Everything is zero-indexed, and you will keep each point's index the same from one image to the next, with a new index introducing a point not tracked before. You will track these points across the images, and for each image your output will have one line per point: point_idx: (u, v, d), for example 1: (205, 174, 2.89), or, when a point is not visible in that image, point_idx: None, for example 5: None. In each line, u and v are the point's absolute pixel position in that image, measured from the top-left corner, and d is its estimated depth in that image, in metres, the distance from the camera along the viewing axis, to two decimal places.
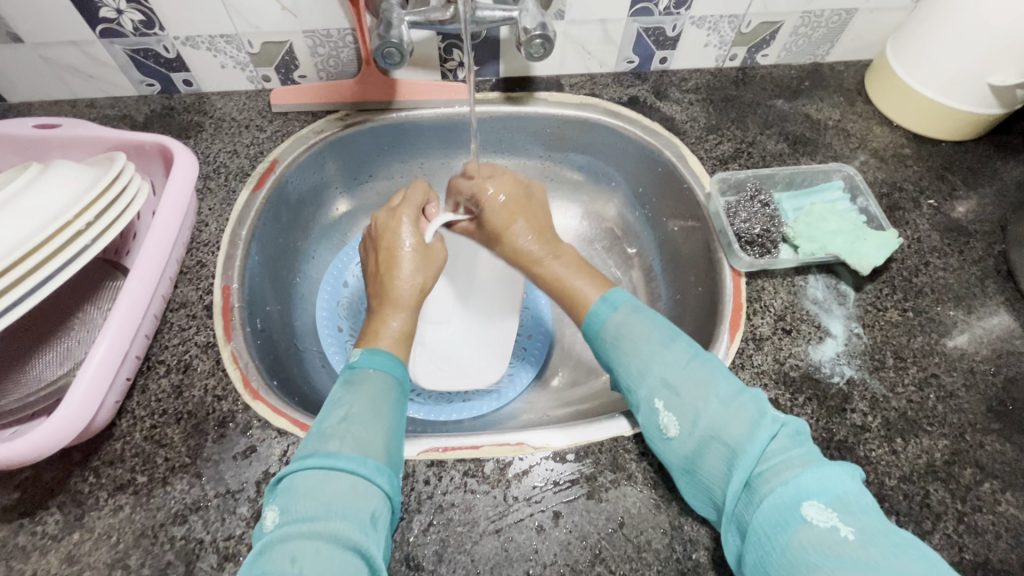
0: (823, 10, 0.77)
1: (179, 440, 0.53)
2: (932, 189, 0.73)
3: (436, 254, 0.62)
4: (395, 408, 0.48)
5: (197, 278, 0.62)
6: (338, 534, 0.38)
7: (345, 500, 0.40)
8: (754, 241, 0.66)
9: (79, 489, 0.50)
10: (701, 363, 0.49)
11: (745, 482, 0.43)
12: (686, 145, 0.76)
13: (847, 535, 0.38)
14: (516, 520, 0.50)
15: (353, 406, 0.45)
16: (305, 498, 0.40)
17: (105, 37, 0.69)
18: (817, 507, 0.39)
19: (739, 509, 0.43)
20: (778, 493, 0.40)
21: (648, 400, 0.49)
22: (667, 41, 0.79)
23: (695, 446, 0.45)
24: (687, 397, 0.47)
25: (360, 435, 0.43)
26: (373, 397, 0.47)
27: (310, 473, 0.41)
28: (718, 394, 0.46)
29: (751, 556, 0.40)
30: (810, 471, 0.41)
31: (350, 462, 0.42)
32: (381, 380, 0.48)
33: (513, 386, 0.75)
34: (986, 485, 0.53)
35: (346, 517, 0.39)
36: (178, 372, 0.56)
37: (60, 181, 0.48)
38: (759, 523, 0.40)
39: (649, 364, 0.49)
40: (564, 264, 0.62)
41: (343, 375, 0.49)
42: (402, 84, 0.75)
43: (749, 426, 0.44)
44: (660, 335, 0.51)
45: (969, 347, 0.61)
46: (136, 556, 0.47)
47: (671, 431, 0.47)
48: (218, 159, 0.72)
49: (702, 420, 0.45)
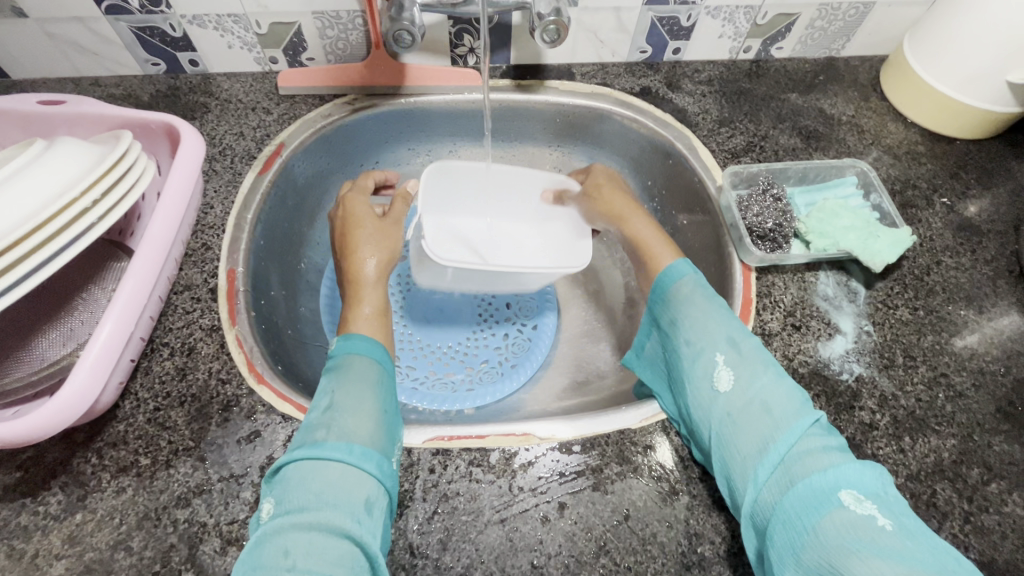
0: (840, 3, 0.75)
1: (183, 423, 0.52)
2: (946, 188, 0.72)
3: (393, 232, 0.61)
4: (384, 393, 0.48)
5: (202, 261, 0.62)
6: (326, 522, 0.38)
7: (336, 487, 0.40)
8: (765, 236, 0.65)
9: (81, 470, 0.49)
10: (760, 348, 0.50)
11: (782, 459, 0.43)
12: (698, 137, 0.75)
13: (885, 526, 0.38)
14: (521, 510, 0.50)
15: (337, 392, 0.46)
16: (304, 481, 0.40)
17: (111, 13, 0.67)
18: (854, 496, 0.40)
19: (771, 486, 0.43)
20: (816, 480, 0.41)
21: (703, 368, 0.50)
22: (681, 31, 0.77)
23: (739, 420, 0.46)
24: (744, 372, 0.48)
25: (346, 423, 0.44)
26: (364, 380, 0.47)
27: (299, 464, 0.42)
28: (770, 372, 0.48)
29: (780, 540, 0.41)
30: (850, 465, 0.42)
31: (334, 448, 0.42)
32: (368, 363, 0.48)
33: (517, 376, 0.75)
34: (993, 485, 0.53)
35: (337, 505, 0.39)
36: (182, 355, 0.56)
37: (65, 157, 0.47)
38: (791, 508, 0.41)
39: (712, 328, 0.51)
40: (649, 224, 0.65)
41: (329, 363, 0.49)
42: (412, 69, 0.74)
43: (795, 408, 0.46)
44: (722, 311, 0.53)
45: (979, 347, 0.60)
46: (138, 538, 0.47)
47: (722, 389, 0.48)
48: (224, 141, 0.71)
49: (752, 398, 0.47)
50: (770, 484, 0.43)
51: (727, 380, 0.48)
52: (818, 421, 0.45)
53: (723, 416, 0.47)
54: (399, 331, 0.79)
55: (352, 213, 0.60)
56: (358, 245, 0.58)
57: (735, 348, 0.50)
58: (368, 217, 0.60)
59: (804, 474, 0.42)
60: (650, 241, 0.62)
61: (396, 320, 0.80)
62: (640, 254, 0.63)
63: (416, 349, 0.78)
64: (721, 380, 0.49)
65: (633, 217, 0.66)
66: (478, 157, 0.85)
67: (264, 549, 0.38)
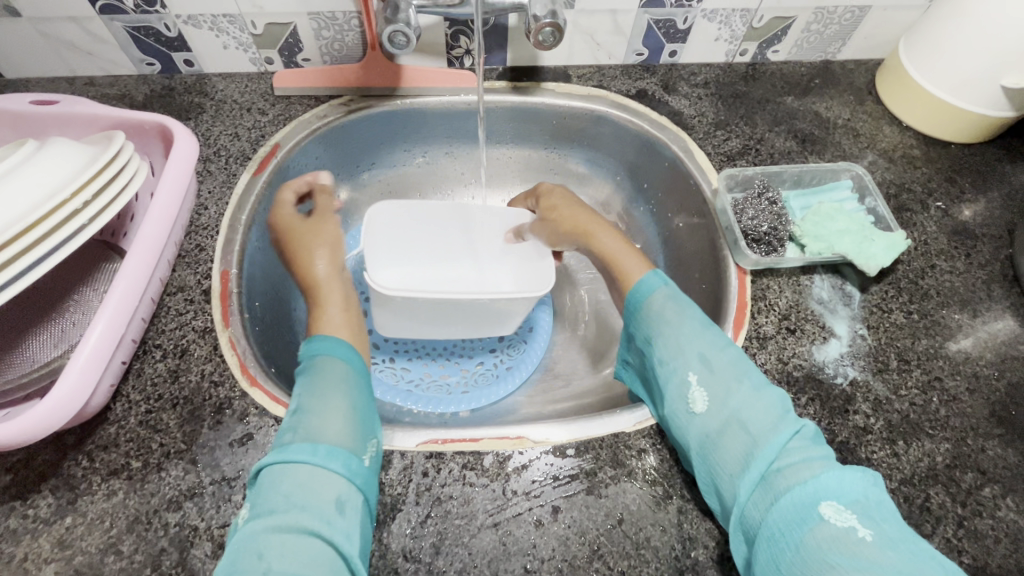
0: (836, 7, 0.76)
1: (175, 425, 0.52)
2: (941, 192, 0.72)
3: (326, 227, 0.65)
4: (353, 395, 0.50)
5: (195, 262, 0.61)
6: (297, 523, 0.41)
7: (305, 490, 0.42)
8: (760, 240, 0.65)
9: (72, 473, 0.49)
10: (737, 360, 0.51)
11: (762, 472, 0.44)
12: (694, 140, 0.75)
13: (866, 537, 0.39)
14: (515, 514, 0.49)
15: (304, 397, 0.49)
16: (276, 488, 0.42)
17: (105, 13, 0.67)
18: (835, 507, 0.41)
19: (752, 500, 0.44)
20: (796, 492, 0.42)
21: (678, 387, 0.50)
22: (678, 34, 0.77)
23: (718, 435, 0.47)
24: (717, 389, 0.49)
25: (312, 428, 0.46)
26: (333, 384, 0.50)
27: (271, 470, 0.44)
28: (748, 385, 0.49)
29: (762, 556, 0.41)
30: (830, 473, 0.43)
31: (299, 452, 0.44)
32: (338, 367, 0.51)
33: (512, 379, 0.75)
34: (987, 490, 0.53)
35: (306, 508, 0.41)
36: (175, 357, 0.55)
37: (56, 159, 0.47)
38: (773, 523, 0.42)
39: (688, 343, 0.52)
40: (616, 238, 0.64)
41: (303, 367, 0.52)
42: (408, 70, 0.74)
43: (772, 420, 0.46)
44: (695, 323, 0.53)
45: (973, 351, 0.61)
46: (129, 542, 0.47)
47: (698, 406, 0.49)
48: (219, 141, 0.71)
49: (729, 416, 0.47)
50: (754, 500, 0.44)
51: (701, 399, 0.49)
52: (798, 433, 0.46)
53: (702, 435, 0.48)
54: (394, 333, 0.79)
55: (294, 220, 0.64)
56: (309, 250, 0.62)
57: (708, 365, 0.50)
58: (312, 222, 0.65)
59: (785, 488, 0.43)
60: (620, 255, 0.62)
61: None
62: (611, 270, 0.62)
63: (411, 351, 0.78)
64: (697, 399, 0.49)
65: (600, 233, 0.65)
66: (474, 158, 0.85)
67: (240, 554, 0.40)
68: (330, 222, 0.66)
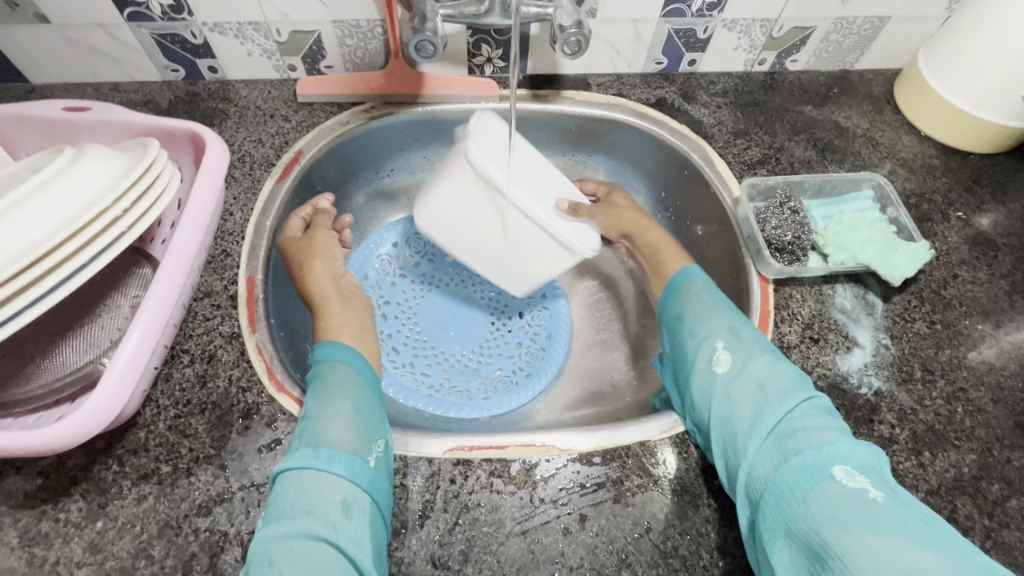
0: (856, 17, 0.76)
1: (203, 430, 0.52)
2: (961, 202, 0.72)
3: (318, 242, 0.65)
4: (360, 399, 0.51)
5: (222, 267, 0.62)
6: (304, 529, 0.41)
7: (311, 495, 0.43)
8: (784, 248, 0.65)
9: (102, 477, 0.49)
10: (758, 337, 0.54)
11: (777, 433, 0.46)
12: (714, 149, 0.76)
13: (876, 498, 0.40)
14: (543, 522, 0.50)
15: (312, 402, 0.50)
16: (286, 491, 0.44)
17: (133, 20, 0.68)
18: (847, 471, 0.42)
19: (762, 461, 0.46)
20: (809, 453, 0.43)
21: (703, 352, 0.54)
22: (697, 43, 0.78)
23: (733, 397, 0.50)
24: (740, 355, 0.52)
25: (318, 430, 0.48)
26: (337, 388, 0.51)
27: (280, 477, 0.45)
28: (766, 356, 0.52)
29: (772, 513, 0.43)
30: (843, 441, 0.44)
31: (302, 457, 0.45)
32: (344, 371, 0.53)
33: (531, 385, 0.76)
34: (1013, 502, 0.53)
35: (311, 514, 0.42)
36: (202, 362, 0.56)
37: (94, 166, 0.48)
38: (782, 480, 0.43)
39: (714, 317, 0.56)
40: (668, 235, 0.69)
41: (313, 372, 0.55)
42: (430, 78, 0.75)
43: (788, 387, 0.49)
44: (724, 306, 0.57)
45: (996, 361, 0.61)
46: (160, 546, 0.47)
47: (721, 368, 0.52)
48: (243, 147, 0.71)
49: (747, 377, 0.50)
50: (763, 459, 0.46)
51: (724, 361, 0.52)
52: (812, 401, 0.48)
53: (721, 393, 0.51)
54: (413, 339, 0.79)
55: (293, 241, 0.65)
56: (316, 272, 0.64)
57: (735, 336, 0.54)
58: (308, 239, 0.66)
59: (797, 449, 0.44)
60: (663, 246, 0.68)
61: (410, 328, 0.80)
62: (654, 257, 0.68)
63: (430, 357, 0.78)
64: (720, 361, 0.53)
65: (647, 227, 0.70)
66: None
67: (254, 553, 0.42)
68: (324, 233, 0.66)
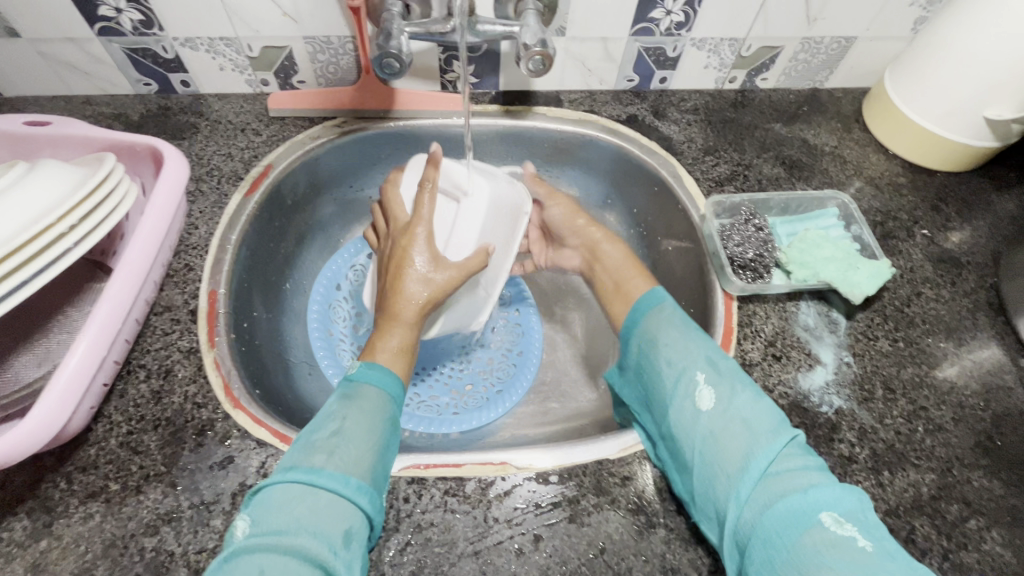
0: (822, 37, 0.77)
1: (155, 447, 0.51)
2: (927, 220, 0.73)
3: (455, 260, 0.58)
4: (385, 427, 0.49)
5: (183, 282, 0.62)
6: (304, 549, 0.39)
7: (317, 516, 0.41)
8: (746, 265, 0.66)
9: (49, 495, 0.49)
10: (736, 368, 0.52)
11: (761, 476, 0.44)
12: (683, 165, 0.76)
13: (865, 546, 0.39)
14: (496, 543, 0.49)
15: (347, 420, 0.47)
16: (275, 506, 0.41)
17: (104, 35, 0.68)
18: (835, 518, 0.41)
19: (751, 502, 0.44)
20: (798, 499, 0.42)
21: (683, 388, 0.50)
22: (667, 61, 0.79)
23: (719, 437, 0.47)
24: (723, 391, 0.49)
25: (346, 454, 0.45)
26: (360, 416, 0.48)
27: (289, 485, 0.42)
28: (751, 392, 0.49)
29: (761, 560, 0.41)
30: (828, 485, 0.43)
31: (331, 478, 0.43)
32: (376, 396, 0.50)
33: (501, 402, 0.75)
34: (972, 522, 0.53)
35: (317, 535, 0.39)
36: (158, 378, 0.55)
37: (45, 181, 0.48)
38: (772, 526, 0.41)
39: (691, 350, 0.53)
40: (624, 250, 0.71)
41: (342, 387, 0.51)
42: (401, 94, 0.75)
43: (775, 426, 0.47)
44: (695, 333, 0.55)
45: (958, 380, 0.61)
46: (104, 566, 0.46)
47: (704, 404, 0.49)
48: (212, 161, 0.71)
49: (732, 416, 0.47)
50: (753, 501, 0.43)
51: (707, 398, 0.49)
52: (793, 441, 0.47)
53: (704, 434, 0.48)
54: None
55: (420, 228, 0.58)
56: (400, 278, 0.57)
57: (714, 367, 0.51)
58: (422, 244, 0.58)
59: (783, 492, 0.43)
60: (626, 265, 0.68)
61: None
62: (615, 277, 0.68)
63: None
64: (703, 398, 0.49)
65: (603, 244, 0.72)
66: None
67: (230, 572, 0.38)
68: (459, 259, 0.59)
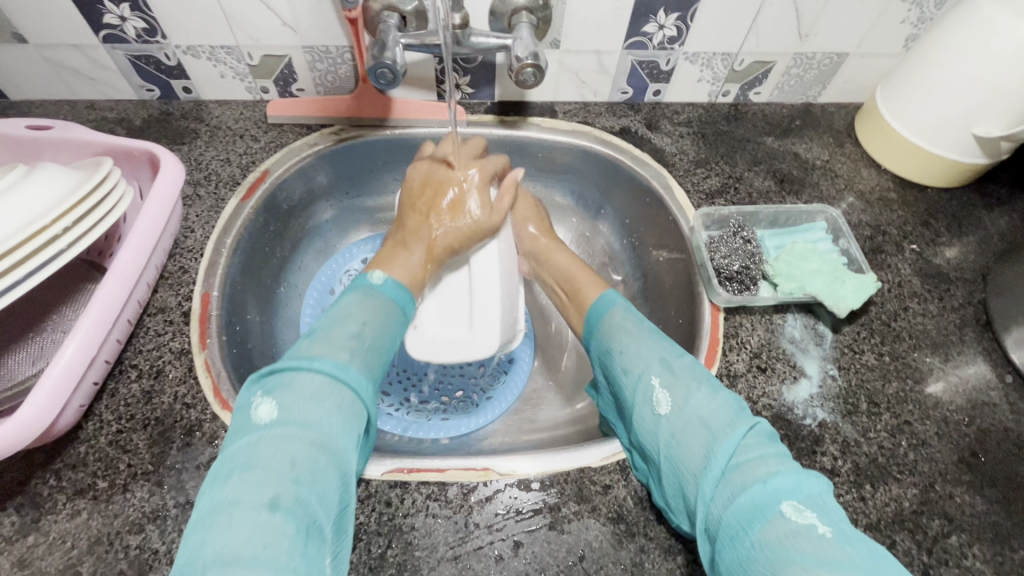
0: (815, 53, 0.78)
1: (144, 446, 0.52)
2: (916, 235, 0.73)
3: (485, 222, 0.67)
4: (389, 341, 0.53)
5: (178, 284, 0.63)
6: (333, 443, 0.41)
7: (344, 409, 0.44)
8: (732, 277, 0.66)
9: (38, 491, 0.50)
10: (694, 365, 0.52)
11: (722, 471, 0.44)
12: (674, 177, 0.77)
13: (824, 532, 0.39)
14: (476, 548, 0.49)
15: (365, 328, 0.51)
16: (302, 395, 0.43)
17: (108, 42, 0.70)
18: (795, 506, 0.40)
19: (717, 495, 0.44)
20: (757, 490, 0.42)
21: (642, 391, 0.51)
22: (661, 75, 0.80)
23: (681, 436, 0.47)
24: (679, 392, 0.49)
25: (365, 357, 0.49)
26: (373, 325, 0.52)
27: (316, 375, 0.44)
28: (707, 384, 0.50)
29: (728, 555, 0.41)
30: (786, 473, 0.42)
31: (354, 377, 0.46)
32: (383, 309, 0.54)
33: (491, 409, 0.76)
34: (954, 538, 0.53)
35: (345, 429, 0.43)
36: (149, 378, 0.56)
37: (42, 183, 0.49)
38: (733, 519, 0.41)
39: (648, 350, 0.53)
40: (571, 257, 0.72)
41: (362, 290, 0.55)
42: (398, 103, 0.76)
43: (732, 418, 0.47)
44: (650, 334, 0.55)
45: (944, 396, 0.61)
46: (89, 563, 0.47)
47: (662, 407, 0.49)
48: (211, 166, 0.73)
49: (690, 415, 0.48)
50: (717, 499, 0.43)
51: (665, 402, 0.49)
52: (753, 429, 0.46)
53: (667, 435, 0.48)
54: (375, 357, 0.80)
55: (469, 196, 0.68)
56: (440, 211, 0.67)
57: (668, 368, 0.51)
58: (471, 188, 0.68)
59: (743, 484, 0.42)
60: (576, 273, 0.69)
61: None
62: (569, 284, 0.69)
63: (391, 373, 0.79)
64: (660, 402, 0.50)
65: (555, 251, 0.73)
66: None
67: (258, 456, 0.39)
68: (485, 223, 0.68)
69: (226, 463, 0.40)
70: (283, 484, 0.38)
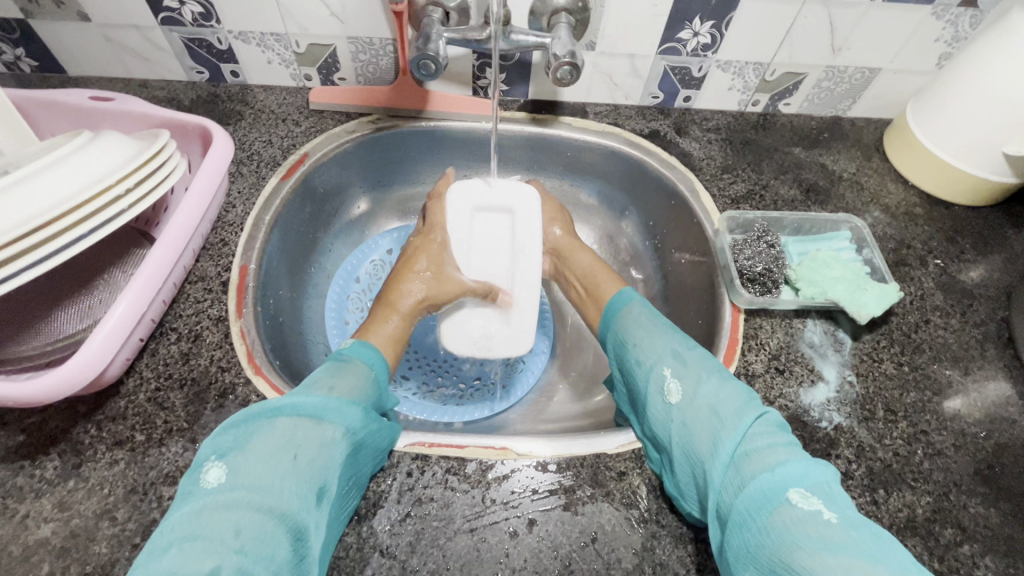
0: (846, 66, 0.79)
1: (180, 404, 0.55)
2: (941, 250, 0.74)
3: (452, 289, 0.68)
4: (362, 396, 0.53)
5: (217, 255, 0.66)
6: (280, 510, 0.41)
7: (296, 474, 0.43)
8: (755, 279, 0.67)
9: (80, 439, 0.52)
10: (704, 357, 0.54)
11: (731, 456, 0.46)
12: (701, 181, 0.78)
13: (830, 519, 0.39)
14: (491, 522, 0.51)
15: (336, 387, 0.51)
16: (255, 459, 0.43)
17: (165, 24, 0.73)
18: (802, 493, 0.41)
19: (727, 482, 0.45)
20: (764, 478, 0.43)
21: (653, 384, 0.53)
22: (692, 81, 0.81)
23: (692, 425, 0.49)
24: (689, 382, 0.51)
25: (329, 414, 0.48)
26: (341, 382, 0.51)
27: (270, 439, 0.44)
28: (718, 378, 0.51)
29: (737, 541, 0.42)
30: (794, 461, 0.43)
31: (309, 439, 0.46)
32: (358, 369, 0.54)
33: (506, 398, 0.77)
34: (966, 547, 0.53)
35: (295, 495, 0.42)
36: (188, 341, 0.59)
37: (107, 147, 0.52)
38: (742, 506, 0.43)
39: (660, 349, 0.55)
40: (592, 257, 0.74)
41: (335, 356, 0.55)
42: (435, 96, 0.79)
43: (739, 410, 0.48)
44: (665, 329, 0.57)
45: (962, 410, 0.61)
46: (123, 510, 0.49)
47: (672, 397, 0.52)
48: (253, 147, 0.76)
49: (700, 403, 0.50)
50: (726, 484, 0.45)
51: (675, 391, 0.52)
52: (762, 418, 0.48)
53: (679, 424, 0.50)
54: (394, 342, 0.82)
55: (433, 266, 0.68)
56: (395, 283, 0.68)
57: (681, 361, 0.53)
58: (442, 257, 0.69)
59: (752, 472, 0.44)
60: (597, 271, 0.72)
61: None
62: (588, 281, 0.72)
63: (410, 359, 0.81)
64: (671, 391, 0.52)
65: (576, 250, 0.75)
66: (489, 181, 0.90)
67: (200, 527, 0.38)
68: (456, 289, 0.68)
69: (163, 533, 0.39)
70: (225, 554, 0.37)
